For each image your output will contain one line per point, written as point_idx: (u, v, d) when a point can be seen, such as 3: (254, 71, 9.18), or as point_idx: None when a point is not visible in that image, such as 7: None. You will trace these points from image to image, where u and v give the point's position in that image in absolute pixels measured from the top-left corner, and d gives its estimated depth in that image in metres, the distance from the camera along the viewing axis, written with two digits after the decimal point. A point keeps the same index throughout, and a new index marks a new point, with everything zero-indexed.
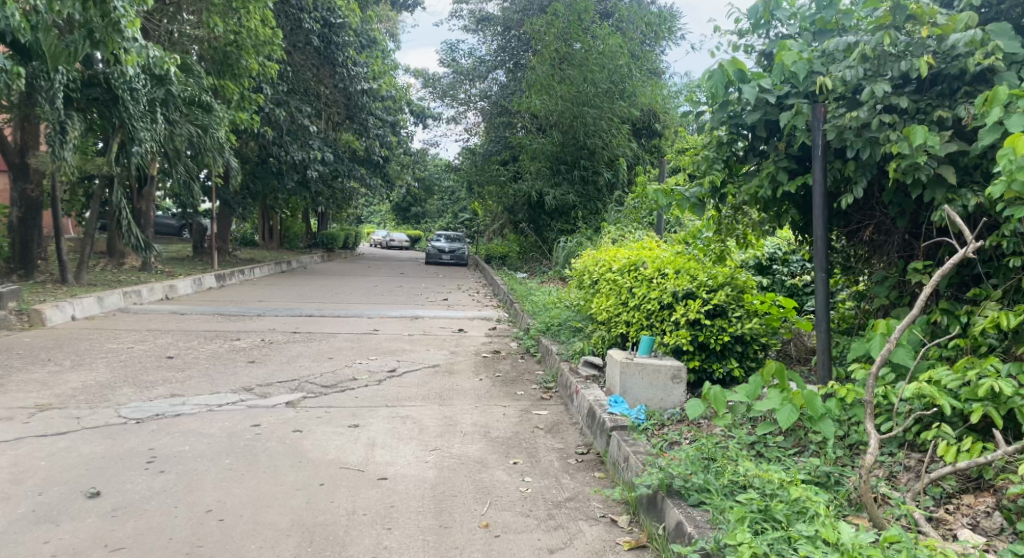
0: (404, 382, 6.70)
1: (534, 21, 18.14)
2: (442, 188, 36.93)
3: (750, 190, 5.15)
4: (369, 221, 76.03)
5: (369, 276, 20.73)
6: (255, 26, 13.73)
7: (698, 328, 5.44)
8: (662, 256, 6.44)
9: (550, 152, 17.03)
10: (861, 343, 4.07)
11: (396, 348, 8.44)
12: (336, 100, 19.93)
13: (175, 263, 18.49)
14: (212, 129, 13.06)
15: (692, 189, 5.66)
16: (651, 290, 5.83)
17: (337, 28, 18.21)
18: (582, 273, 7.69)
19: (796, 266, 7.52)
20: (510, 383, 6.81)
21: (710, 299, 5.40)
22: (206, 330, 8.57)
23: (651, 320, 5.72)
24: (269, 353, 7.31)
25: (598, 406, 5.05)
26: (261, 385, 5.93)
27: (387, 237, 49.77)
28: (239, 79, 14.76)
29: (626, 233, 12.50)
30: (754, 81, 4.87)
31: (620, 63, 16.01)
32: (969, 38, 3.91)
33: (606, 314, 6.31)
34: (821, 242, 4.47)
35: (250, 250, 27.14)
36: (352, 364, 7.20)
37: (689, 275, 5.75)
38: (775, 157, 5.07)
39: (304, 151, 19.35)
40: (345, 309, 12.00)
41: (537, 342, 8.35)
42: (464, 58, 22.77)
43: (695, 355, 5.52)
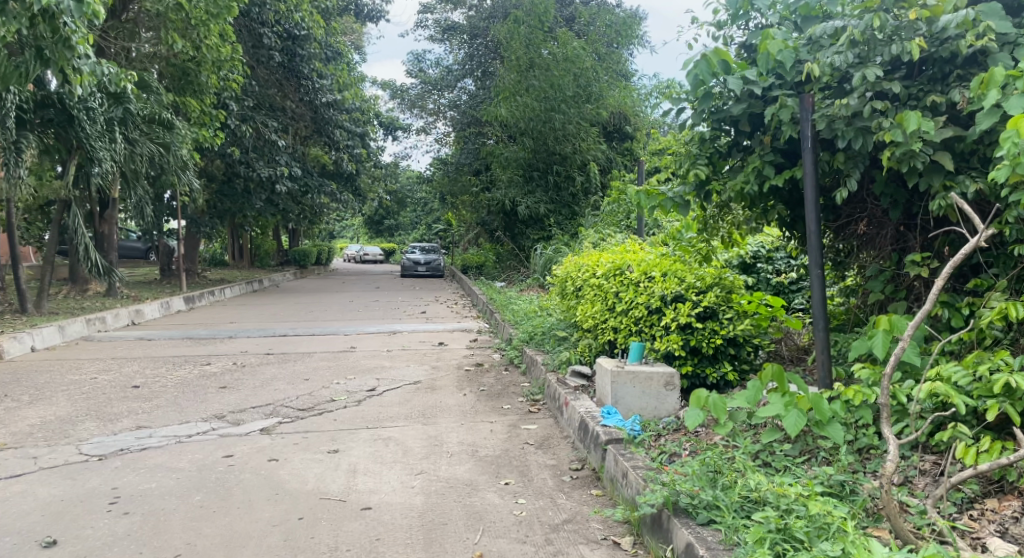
0: (385, 401, 6.42)
1: (501, 27, 18.01)
2: (414, 200, 36.63)
3: (735, 186, 4.98)
4: (342, 236, 75.32)
5: (344, 291, 20.38)
6: (215, 43, 13.44)
7: (689, 332, 5.25)
8: (647, 258, 6.25)
9: (522, 159, 16.83)
10: (862, 341, 3.88)
11: (375, 366, 8.15)
12: (302, 114, 19.61)
13: (142, 287, 18.02)
14: (174, 146, 12.78)
15: (675, 189, 5.46)
16: (639, 294, 5.63)
17: (301, 41, 18.10)
18: (564, 280, 7.47)
19: (781, 263, 7.38)
20: (496, 397, 6.57)
21: (699, 302, 5.21)
22: (173, 356, 8.22)
23: (640, 326, 5.52)
24: (241, 377, 7.00)
25: (591, 418, 4.83)
26: (234, 412, 5.65)
27: (360, 252, 49.33)
28: (201, 96, 14.49)
29: (604, 238, 12.32)
30: (738, 73, 4.71)
31: (586, 66, 15.96)
32: (960, 19, 3.79)
33: (593, 321, 6.09)
34: (816, 238, 4.26)
35: (220, 270, 26.63)
36: (330, 385, 6.92)
37: (676, 277, 5.55)
38: (760, 152, 4.91)
39: (271, 168, 19.00)
40: (320, 326, 11.68)
41: (520, 352, 8.12)
42: (431, 68, 22.70)
43: (687, 360, 5.34)
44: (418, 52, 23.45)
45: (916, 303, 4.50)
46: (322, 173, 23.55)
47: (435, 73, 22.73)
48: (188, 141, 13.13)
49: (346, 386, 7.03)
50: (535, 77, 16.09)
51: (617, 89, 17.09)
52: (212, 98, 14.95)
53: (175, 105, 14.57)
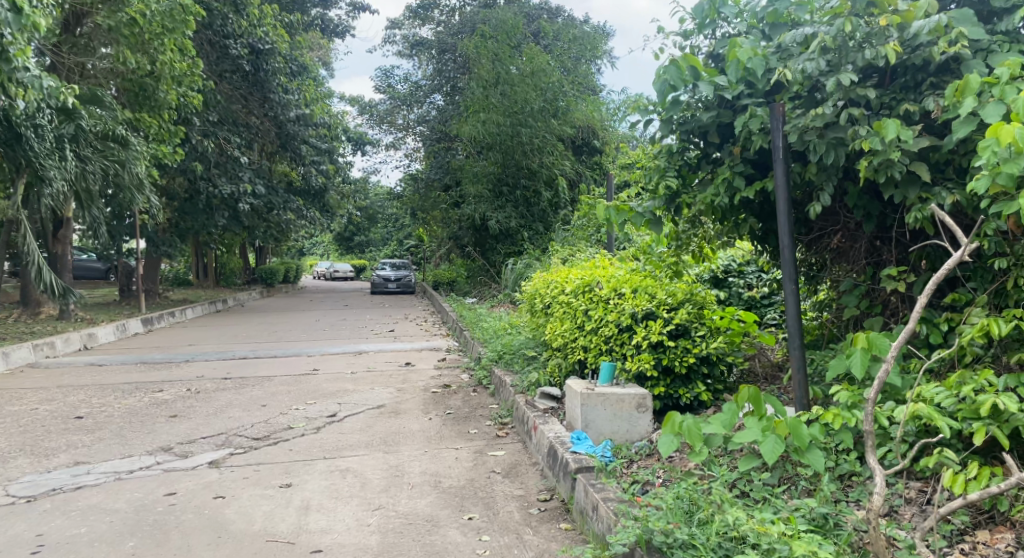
0: (345, 428, 6.14)
1: (468, 42, 17.88)
2: (384, 216, 36.30)
3: (706, 199, 4.82)
4: (313, 253, 74.52)
5: (310, 310, 19.95)
6: (172, 58, 13.17)
7: (661, 351, 5.05)
8: (617, 274, 6.07)
9: (492, 174, 16.62)
10: (840, 360, 3.70)
11: (337, 390, 7.85)
12: (267, 130, 19.25)
13: (100, 309, 17.48)
14: (131, 163, 12.53)
15: (645, 203, 5.27)
16: (609, 311, 5.42)
17: (266, 55, 17.53)
18: (533, 296, 7.26)
19: (752, 277, 7.26)
20: (462, 420, 6.31)
21: (672, 320, 5.02)
22: (124, 384, 7.97)
23: (610, 345, 5.31)
24: (193, 406, 6.86)
25: (560, 444, 4.60)
26: (182, 444, 5.51)
27: (329, 269, 48.77)
28: (158, 111, 14.12)
29: (574, 253, 12.14)
30: (706, 81, 4.56)
31: (552, 80, 15.88)
32: (933, 25, 3.66)
33: (562, 340, 5.87)
34: (789, 252, 4.09)
35: (183, 290, 26.04)
36: (288, 412, 6.68)
37: (647, 294, 5.36)
38: (730, 163, 4.75)
39: (233, 185, 18.60)
40: (284, 347, 11.33)
41: (489, 372, 7.87)
42: (400, 84, 22.52)
43: (659, 381, 5.12)
44: (386, 68, 23.23)
45: (892, 319, 4.35)
46: (289, 190, 23.17)
47: (403, 89, 22.52)
48: (144, 158, 12.87)
49: (305, 412, 6.74)
50: (502, 92, 15.95)
51: (585, 104, 17.03)
52: (171, 114, 14.60)
53: (130, 122, 14.18)
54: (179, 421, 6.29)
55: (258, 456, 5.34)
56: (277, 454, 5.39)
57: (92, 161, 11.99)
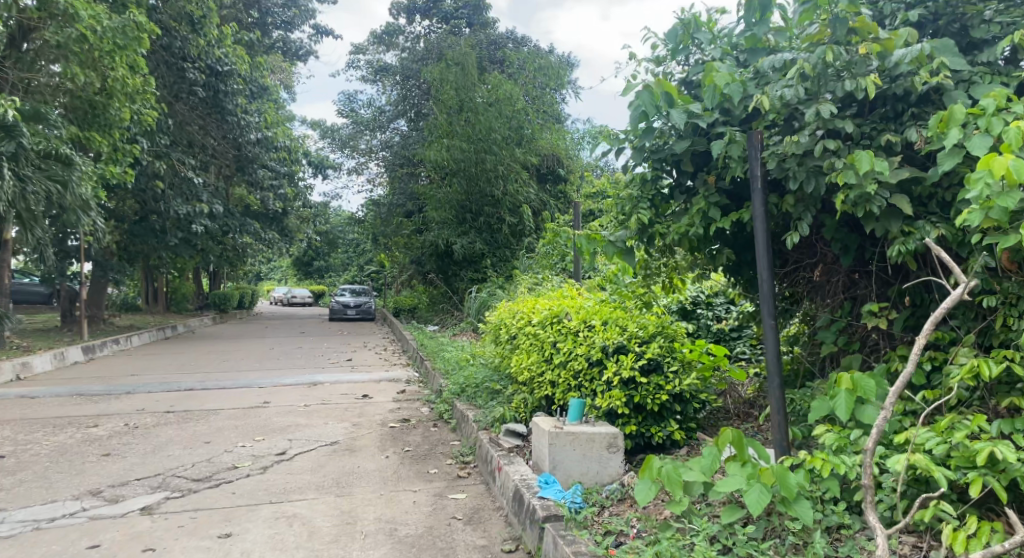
0: (293, 469, 5.80)
1: (432, 69, 17.78)
2: (346, 241, 35.81)
3: (681, 229, 4.60)
4: (272, 276, 73.27)
5: (265, 337, 19.40)
6: (124, 74, 12.87)
7: (632, 387, 4.80)
8: (586, 304, 5.83)
9: (455, 200, 16.35)
10: (822, 401, 3.47)
11: (288, 425, 7.49)
12: (225, 151, 18.82)
13: (40, 335, 16.86)
14: (73, 184, 12.10)
15: (617, 232, 5.06)
16: (578, 344, 5.17)
17: (224, 76, 17.07)
18: (497, 327, 7.01)
19: (721, 308, 7.10)
20: (421, 458, 6.00)
21: (644, 354, 4.77)
22: (57, 418, 7.93)
23: (580, 380, 5.05)
24: (130, 443, 6.73)
25: (526, 488, 4.32)
26: (113, 485, 5.39)
27: (289, 293, 48.03)
28: (109, 130, 13.63)
29: (541, 282, 11.92)
30: (681, 108, 4.37)
31: (515, 108, 15.82)
32: (914, 54, 3.49)
33: (528, 374, 5.60)
34: (768, 287, 3.87)
35: (134, 315, 25.37)
36: (231, 450, 6.47)
37: (618, 326, 5.12)
38: (706, 193, 4.55)
39: (189, 205, 18.07)
40: (235, 378, 10.90)
41: (451, 407, 7.54)
42: (363, 109, 22.32)
43: (631, 419, 4.85)
44: (350, 93, 22.98)
45: (873, 356, 4.16)
46: (246, 213, 22.68)
47: (366, 114, 22.25)
48: (87, 178, 12.65)
49: (250, 451, 6.40)
50: (465, 120, 15.84)
51: (549, 132, 16.97)
52: (123, 133, 14.18)
53: (79, 140, 13.66)
54: (113, 463, 5.98)
55: (197, 501, 5.02)
56: (217, 499, 5.06)
57: (34, 182, 11.56)
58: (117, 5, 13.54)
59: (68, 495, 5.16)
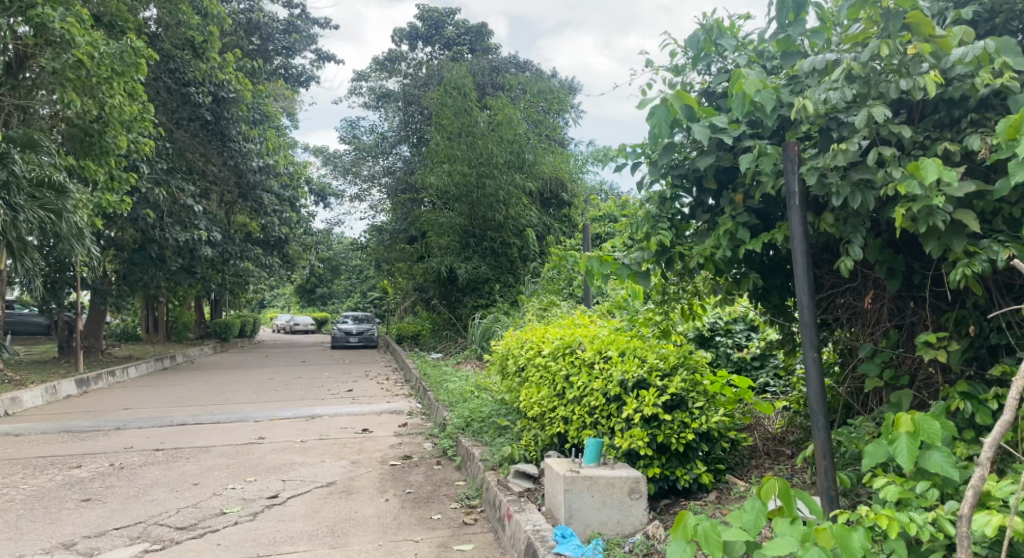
0: (285, 515, 5.36)
1: (433, 94, 17.51)
2: (349, 268, 35.52)
3: (705, 251, 4.20)
4: (274, 302, 72.86)
5: (265, 366, 18.96)
6: (122, 101, 12.56)
7: (655, 425, 4.37)
8: (600, 334, 5.41)
9: (459, 225, 16.02)
10: (878, 445, 3.02)
11: (282, 464, 7.05)
12: (226, 178, 18.55)
13: (35, 367, 16.49)
14: (67, 213, 11.82)
15: (633, 255, 4.66)
16: (594, 378, 4.75)
17: (228, 103, 16.91)
18: (504, 357, 6.59)
19: (741, 336, 6.71)
20: (424, 501, 5.57)
21: (667, 389, 4.35)
22: (39, 457, 7.52)
23: (596, 417, 4.64)
24: (113, 486, 6.31)
25: (540, 542, 3.88)
26: (88, 537, 4.95)
27: (291, 321, 47.69)
28: (106, 159, 13.34)
29: (549, 309, 11.50)
30: (702, 121, 3.92)
31: (518, 132, 15.54)
32: (977, 51, 3.10)
33: (539, 410, 5.17)
34: (809, 314, 3.44)
35: (133, 345, 25.01)
36: (221, 493, 6.03)
37: (636, 357, 4.70)
38: (731, 212, 4.17)
39: (189, 233, 17.67)
40: (230, 412, 10.47)
41: (455, 442, 7.09)
42: (365, 135, 22.14)
43: (653, 460, 4.39)
44: (351, 119, 22.78)
45: (926, 391, 3.73)
46: (247, 241, 22.36)
47: (368, 140, 22.04)
48: (82, 206, 12.32)
49: (241, 494, 5.97)
50: (467, 144, 15.53)
51: (552, 156, 16.65)
52: (119, 161, 13.90)
53: (74, 169, 13.40)
54: (92, 510, 5.55)
55: (178, 555, 4.58)
56: (200, 551, 4.62)
57: (26, 210, 11.25)
58: (116, 31, 13.34)
59: (38, 549, 4.73)
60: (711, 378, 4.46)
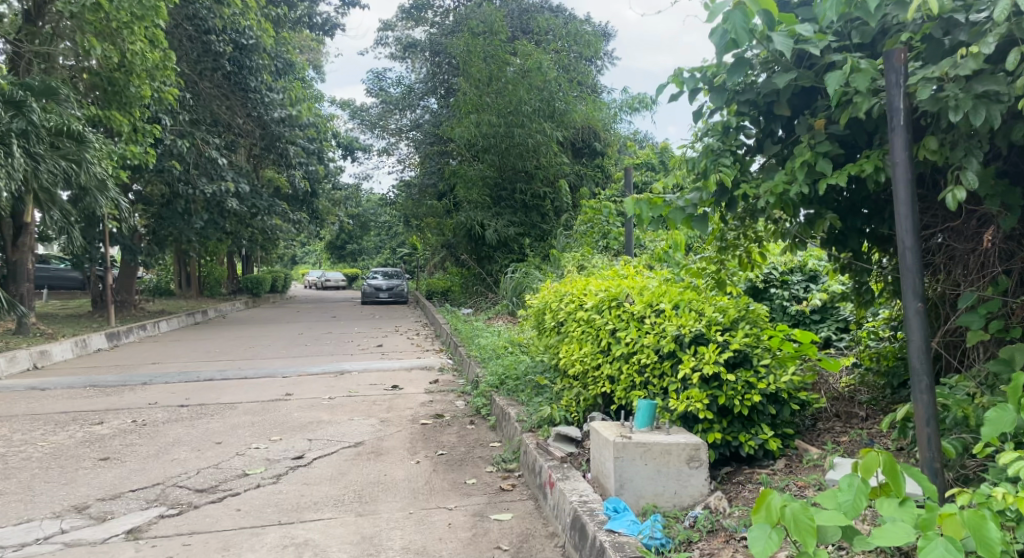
0: (310, 478, 5.01)
1: (459, 39, 16.79)
2: (378, 224, 35.17)
3: (776, 188, 3.65)
4: (305, 259, 73.04)
5: (294, 322, 18.75)
6: (143, 48, 12.18)
7: (715, 385, 3.88)
8: (649, 285, 4.91)
9: (488, 178, 15.50)
10: (1001, 414, 2.55)
11: (308, 423, 6.72)
12: (251, 130, 18.11)
13: (67, 322, 16.43)
14: (87, 162, 11.58)
15: (688, 195, 4.15)
16: (645, 333, 4.26)
17: (249, 51, 16.48)
18: (541, 311, 6.15)
19: (799, 288, 6.14)
20: (457, 465, 5.18)
21: (731, 345, 3.85)
22: (61, 413, 7.28)
23: (646, 377, 4.18)
24: (133, 444, 6.02)
25: (589, 517, 3.47)
26: (103, 499, 4.64)
27: (321, 278, 47.70)
28: (130, 109, 13.03)
29: (584, 263, 10.98)
30: (782, 31, 3.36)
31: (549, 78, 14.84)
32: None
33: (581, 368, 4.72)
34: (912, 254, 2.89)
35: (164, 301, 25.00)
36: (244, 453, 5.71)
37: (692, 311, 4.20)
38: (808, 139, 3.61)
39: (215, 185, 17.29)
40: (258, 367, 10.19)
41: (489, 401, 6.70)
42: (392, 87, 21.56)
43: (712, 425, 3.90)
44: (378, 71, 22.14)
45: None
46: (275, 196, 22.04)
47: (396, 92, 21.48)
48: (101, 155, 12.04)
49: (264, 454, 5.64)
50: (496, 92, 14.88)
51: (584, 103, 15.92)
52: (143, 112, 13.57)
53: (98, 120, 13.10)
54: (109, 470, 5.25)
55: (194, 521, 4.24)
56: (218, 518, 4.28)
57: (47, 160, 10.98)
58: None
59: (48, 513, 4.42)
60: (772, 332, 3.95)
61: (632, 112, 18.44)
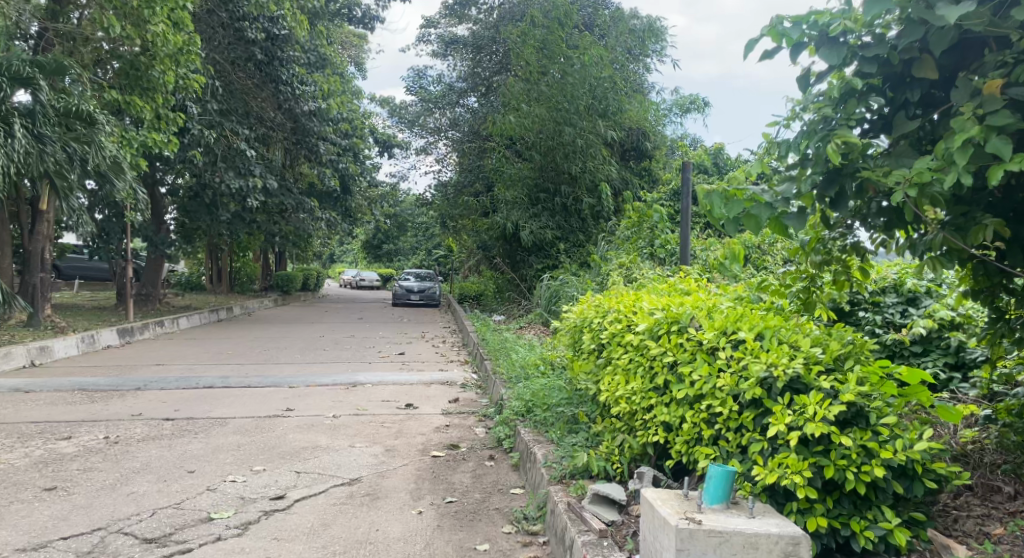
0: (284, 531, 4.04)
1: (510, 32, 15.78)
2: (416, 225, 34.33)
3: (920, 176, 2.57)
4: (342, 258, 73.07)
5: (318, 323, 17.92)
6: (166, 31, 11.33)
7: (819, 450, 2.76)
8: (719, 304, 3.85)
9: (528, 177, 14.58)
10: None
11: (302, 448, 5.75)
12: (282, 124, 17.15)
13: (84, 315, 15.80)
14: (100, 146, 10.72)
15: (779, 187, 3.06)
16: (716, 372, 3.18)
17: (282, 41, 15.75)
18: (577, 330, 5.12)
19: (894, 312, 4.88)
20: (469, 520, 4.17)
21: (842, 396, 2.72)
22: (31, 424, 6.44)
23: (718, 429, 3.10)
24: (93, 469, 5.13)
25: None
26: (22, 552, 3.73)
27: (356, 277, 47.19)
28: (154, 95, 12.30)
29: (629, 271, 9.89)
30: None
31: (602, 75, 13.70)
32: None
33: (626, 409, 3.68)
34: None
35: (192, 296, 24.42)
36: (216, 487, 4.76)
37: (783, 345, 3.09)
38: (972, 108, 2.56)
39: (242, 179, 16.33)
40: (265, 374, 9.29)
41: (513, 431, 5.69)
42: (432, 85, 20.64)
43: (814, 503, 2.78)
44: (418, 68, 21.17)
45: None
46: (308, 192, 21.33)
47: (436, 90, 20.56)
48: (114, 138, 11.20)
49: (240, 490, 4.70)
50: (542, 88, 13.83)
51: (634, 103, 14.86)
52: (167, 99, 12.82)
53: (119, 106, 12.37)
54: (48, 507, 4.35)
55: None
56: None
57: (55, 143, 10.17)
58: None
59: None
60: (891, 376, 2.84)
61: (683, 113, 17.33)
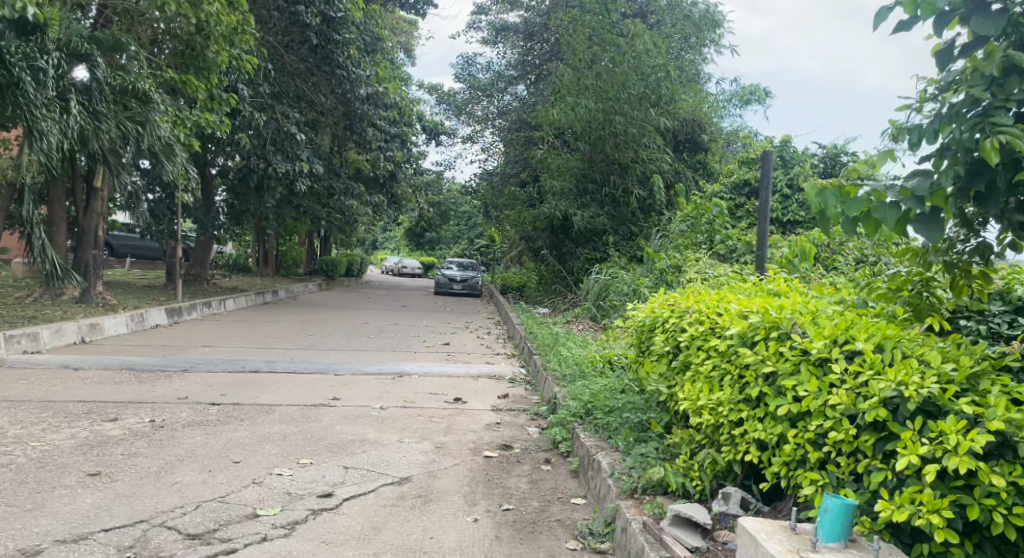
0: (334, 534, 3.78)
1: (563, 18, 15.32)
2: (458, 212, 34.14)
3: None
4: (383, 244, 73.47)
5: (361, 309, 17.80)
6: (220, 11, 10.98)
7: (959, 485, 2.39)
8: (819, 308, 3.46)
9: (577, 168, 14.16)
10: None
11: (350, 442, 5.51)
12: (333, 107, 16.95)
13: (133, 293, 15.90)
14: (154, 125, 10.60)
15: (908, 179, 2.66)
16: (827, 388, 2.80)
17: (337, 24, 15.30)
18: (646, 330, 4.74)
19: (1001, 321, 4.05)
20: (529, 534, 3.84)
21: (989, 425, 2.34)
22: (76, 403, 6.31)
23: (828, 453, 2.74)
24: (136, 455, 4.95)
25: None
26: (60, 544, 3.53)
27: (397, 264, 47.35)
28: (209, 76, 12.21)
29: (687, 268, 9.47)
30: None
31: (656, 63, 13.19)
32: None
33: (711, 421, 3.33)
34: None
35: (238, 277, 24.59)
36: (261, 481, 4.53)
37: (908, 360, 2.69)
38: None
39: (289, 163, 16.22)
40: (310, 360, 9.11)
41: (570, 433, 5.37)
42: (481, 72, 20.29)
43: (949, 545, 2.42)
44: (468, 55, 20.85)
45: None
46: (355, 177, 21.23)
47: (485, 77, 20.21)
48: (168, 118, 11.05)
49: (286, 485, 4.46)
50: (595, 77, 13.37)
51: (690, 94, 14.37)
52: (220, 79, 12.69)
53: (172, 85, 12.26)
54: (89, 495, 4.16)
55: None
56: None
57: (109, 120, 10.05)
58: None
59: None
60: None
61: (740, 105, 16.74)
